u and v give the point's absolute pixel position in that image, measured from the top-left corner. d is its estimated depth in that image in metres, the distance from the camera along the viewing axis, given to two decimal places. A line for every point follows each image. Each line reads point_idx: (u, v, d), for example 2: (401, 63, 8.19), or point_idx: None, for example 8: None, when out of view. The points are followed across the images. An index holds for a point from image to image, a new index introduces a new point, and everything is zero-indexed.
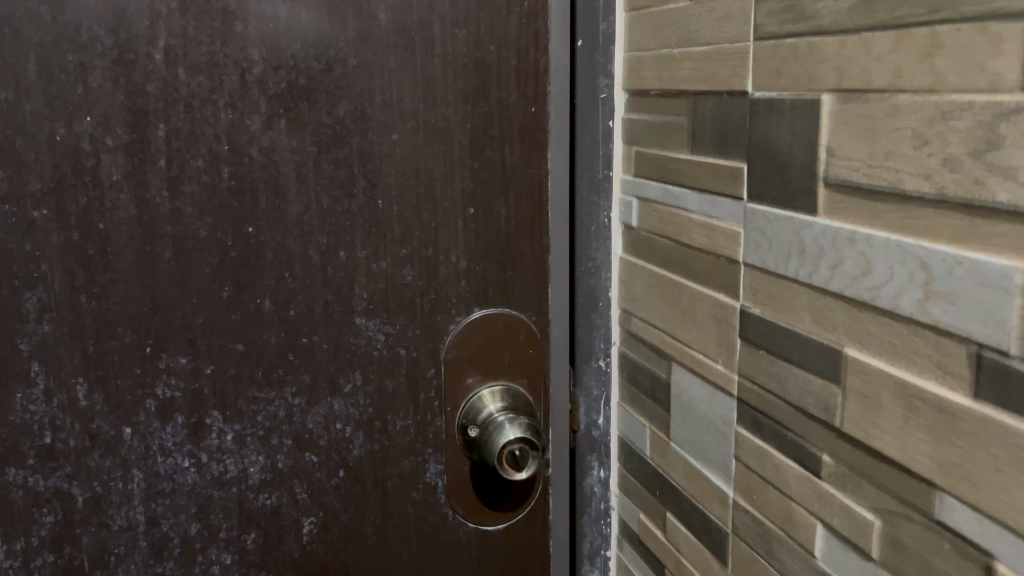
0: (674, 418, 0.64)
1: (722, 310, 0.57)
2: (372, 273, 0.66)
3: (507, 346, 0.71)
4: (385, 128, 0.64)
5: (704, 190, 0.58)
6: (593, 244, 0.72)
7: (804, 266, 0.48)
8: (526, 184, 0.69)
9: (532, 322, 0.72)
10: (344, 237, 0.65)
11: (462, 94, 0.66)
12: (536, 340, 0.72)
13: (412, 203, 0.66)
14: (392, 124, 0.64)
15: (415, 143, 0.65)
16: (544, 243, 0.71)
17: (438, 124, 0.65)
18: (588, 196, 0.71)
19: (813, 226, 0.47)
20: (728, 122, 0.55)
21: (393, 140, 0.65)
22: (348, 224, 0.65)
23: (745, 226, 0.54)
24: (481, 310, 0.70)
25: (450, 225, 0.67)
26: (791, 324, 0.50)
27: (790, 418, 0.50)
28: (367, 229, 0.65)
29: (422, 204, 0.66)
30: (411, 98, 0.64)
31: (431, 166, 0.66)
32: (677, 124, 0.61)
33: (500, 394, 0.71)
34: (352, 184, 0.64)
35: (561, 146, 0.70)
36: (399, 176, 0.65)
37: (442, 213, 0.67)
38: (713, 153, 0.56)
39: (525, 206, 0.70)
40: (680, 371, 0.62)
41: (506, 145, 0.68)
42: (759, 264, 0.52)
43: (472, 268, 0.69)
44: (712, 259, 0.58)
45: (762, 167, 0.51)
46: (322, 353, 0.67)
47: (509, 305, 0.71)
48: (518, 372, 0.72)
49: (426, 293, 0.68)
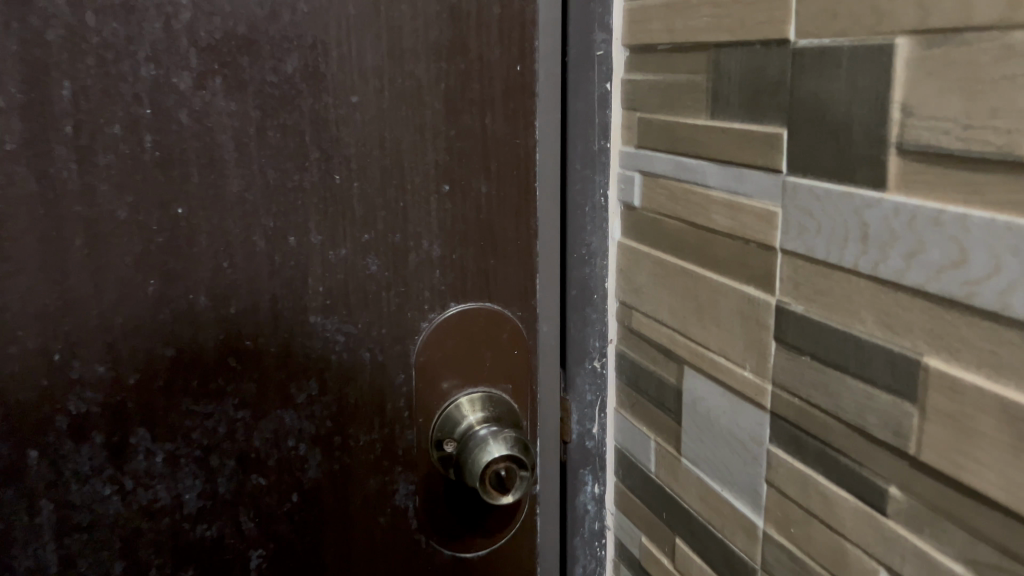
0: (688, 431, 0.55)
1: (752, 306, 0.47)
2: (330, 263, 0.56)
3: (489, 346, 0.61)
4: (344, 89, 0.54)
5: (728, 163, 0.48)
6: (588, 227, 0.62)
7: (868, 254, 0.39)
8: (509, 156, 0.59)
9: (517, 318, 0.62)
10: (295, 220, 0.55)
11: (435, 49, 0.55)
12: (524, 340, 0.62)
13: (377, 179, 0.56)
14: (351, 84, 0.54)
15: (379, 107, 0.55)
16: (531, 225, 0.60)
17: (406, 85, 0.55)
18: (582, 171, 0.61)
19: (880, 205, 0.38)
20: (762, 78, 0.45)
21: (353, 103, 0.54)
22: (300, 203, 0.54)
23: (784, 205, 0.44)
24: (457, 306, 0.60)
25: (421, 205, 0.57)
26: (848, 325, 0.40)
27: (845, 439, 0.41)
28: (322, 210, 0.55)
29: (388, 181, 0.56)
30: (374, 53, 0.54)
31: (398, 135, 0.55)
32: (693, 84, 0.51)
33: (480, 402, 0.61)
34: (305, 156, 0.54)
35: (551, 110, 0.60)
36: (360, 146, 0.55)
37: (412, 191, 0.57)
38: (740, 117, 0.47)
39: (509, 182, 0.59)
40: (695, 377, 0.53)
41: (487, 111, 0.57)
42: (803, 250, 0.43)
43: (447, 256, 0.59)
44: (738, 246, 0.48)
45: (809, 131, 0.42)
46: (271, 357, 0.56)
47: (490, 299, 0.61)
48: (501, 377, 0.62)
49: (394, 286, 0.58)
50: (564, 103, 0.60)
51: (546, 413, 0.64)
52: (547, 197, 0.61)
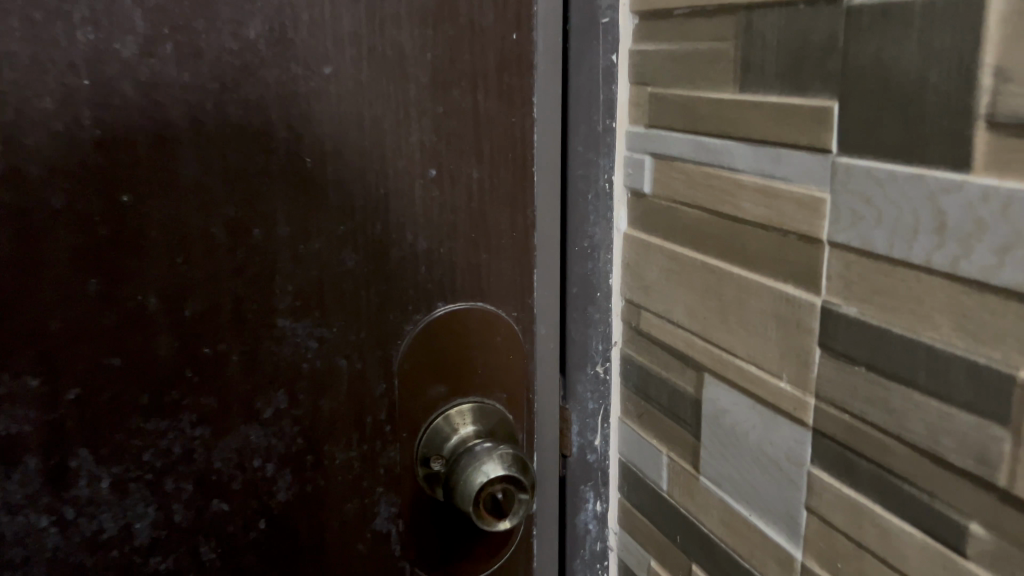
0: (709, 447, 0.49)
1: (790, 307, 0.41)
2: (301, 258, 0.49)
3: (480, 351, 0.54)
4: (315, 58, 0.46)
5: (762, 142, 0.42)
6: (592, 217, 0.56)
7: (943, 248, 0.33)
8: (503, 138, 0.52)
9: (511, 319, 0.55)
10: (260, 209, 0.47)
11: (420, 14, 0.48)
12: (520, 343, 0.56)
13: (355, 162, 0.49)
14: (324, 52, 0.47)
15: (356, 79, 0.48)
16: (528, 215, 0.54)
17: (387, 55, 0.48)
18: (585, 154, 0.55)
19: (965, 189, 0.32)
20: (806, 44, 0.39)
21: (326, 75, 0.47)
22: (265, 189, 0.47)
23: (834, 191, 0.38)
24: (446, 307, 0.53)
25: (404, 192, 0.50)
26: (917, 333, 0.34)
27: (911, 465, 0.35)
28: (291, 197, 0.48)
29: (366, 164, 0.49)
30: (351, 17, 0.47)
31: (378, 111, 0.48)
32: (717, 53, 0.45)
33: (471, 414, 0.54)
34: (270, 135, 0.47)
35: (554, 86, 0.54)
36: (335, 124, 0.48)
37: (394, 176, 0.50)
38: (777, 90, 0.41)
39: (504, 168, 0.53)
40: (718, 387, 0.47)
41: (479, 86, 0.51)
42: (856, 244, 0.37)
43: (434, 250, 0.52)
44: (774, 238, 0.42)
45: (866, 105, 0.36)
46: (233, 367, 0.49)
47: (483, 299, 0.54)
48: (495, 386, 0.55)
49: (374, 285, 0.51)
50: (564, 78, 0.54)
51: (547, 422, 0.58)
52: (548, 184, 0.55)
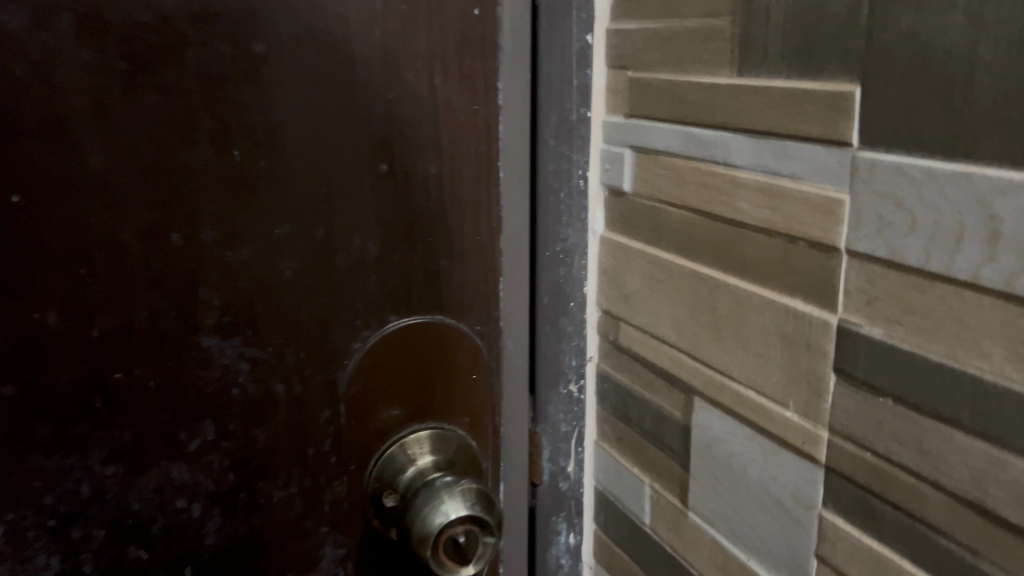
0: (701, 480, 0.43)
1: (798, 325, 0.35)
2: (228, 267, 0.41)
3: (438, 370, 0.48)
4: (244, 33, 0.39)
5: (765, 134, 0.36)
6: (564, 220, 0.51)
7: (995, 261, 0.27)
8: (463, 129, 0.46)
9: (474, 334, 0.49)
10: (181, 209, 0.40)
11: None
12: (483, 361, 0.50)
13: (293, 155, 0.42)
14: (254, 26, 0.40)
15: (294, 58, 0.41)
16: (494, 215, 0.48)
17: (330, 31, 0.41)
18: (558, 148, 0.50)
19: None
20: (821, 19, 0.33)
21: (257, 53, 0.40)
22: (186, 186, 0.40)
23: (854, 192, 0.32)
24: (400, 321, 0.46)
25: (352, 190, 0.43)
26: (960, 362, 0.29)
27: (950, 517, 0.30)
28: (216, 195, 0.41)
29: (307, 157, 0.42)
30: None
31: (320, 97, 0.42)
32: (710, 31, 0.39)
33: (429, 443, 0.47)
34: (192, 123, 0.39)
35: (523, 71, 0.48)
36: (269, 111, 0.41)
37: (340, 171, 0.43)
38: (785, 73, 0.35)
39: (467, 163, 0.46)
40: (712, 414, 0.42)
41: (438, 68, 0.44)
42: (882, 253, 0.31)
43: (387, 256, 0.45)
44: (779, 245, 0.36)
45: (899, 89, 0.30)
46: (151, 394, 0.41)
47: (443, 311, 0.47)
48: (456, 410, 0.49)
49: (316, 297, 0.44)
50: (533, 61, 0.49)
51: (515, 447, 0.52)
52: (517, 180, 0.49)
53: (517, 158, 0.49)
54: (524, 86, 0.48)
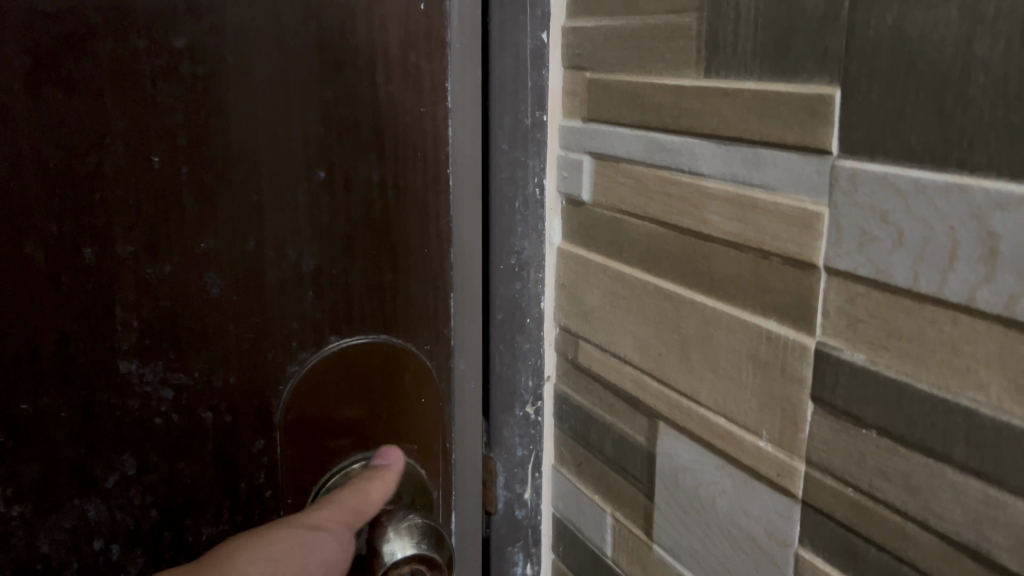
0: (665, 510, 0.40)
1: (772, 348, 0.33)
2: (144, 283, 0.37)
3: (384, 393, 0.45)
4: (162, 28, 0.36)
5: (735, 140, 0.33)
6: (518, 230, 0.47)
7: (993, 282, 0.25)
8: (410, 132, 0.43)
9: (423, 354, 0.46)
10: (93, 220, 0.36)
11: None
12: (433, 384, 0.46)
13: (219, 162, 0.38)
14: (173, 21, 0.36)
15: (219, 55, 0.37)
16: (445, 224, 0.45)
17: (260, 25, 0.37)
18: (511, 153, 0.46)
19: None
20: (797, 15, 0.30)
21: (179, 48, 0.36)
22: (99, 195, 0.36)
23: (834, 205, 0.29)
24: (341, 341, 0.43)
25: (284, 199, 0.40)
26: (950, 393, 0.26)
27: (940, 561, 0.27)
28: (131, 204, 0.36)
29: (234, 163, 0.38)
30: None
31: (249, 97, 0.38)
32: (674, 29, 0.36)
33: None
34: (106, 124, 0.35)
35: (473, 68, 0.44)
36: (191, 111, 0.37)
37: (270, 178, 0.39)
38: (757, 75, 0.32)
39: (414, 168, 0.43)
40: (677, 440, 0.39)
41: (380, 68, 0.41)
42: (861, 272, 0.29)
43: (326, 271, 0.41)
44: (752, 260, 0.33)
45: (884, 92, 0.27)
46: (61, 426, 0.37)
47: (388, 332, 0.44)
48: (404, 436, 0.46)
49: (246, 316, 0.40)
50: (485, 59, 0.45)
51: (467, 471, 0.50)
52: (465, 188, 0.45)
53: (464, 163, 0.45)
54: (472, 85, 0.45)
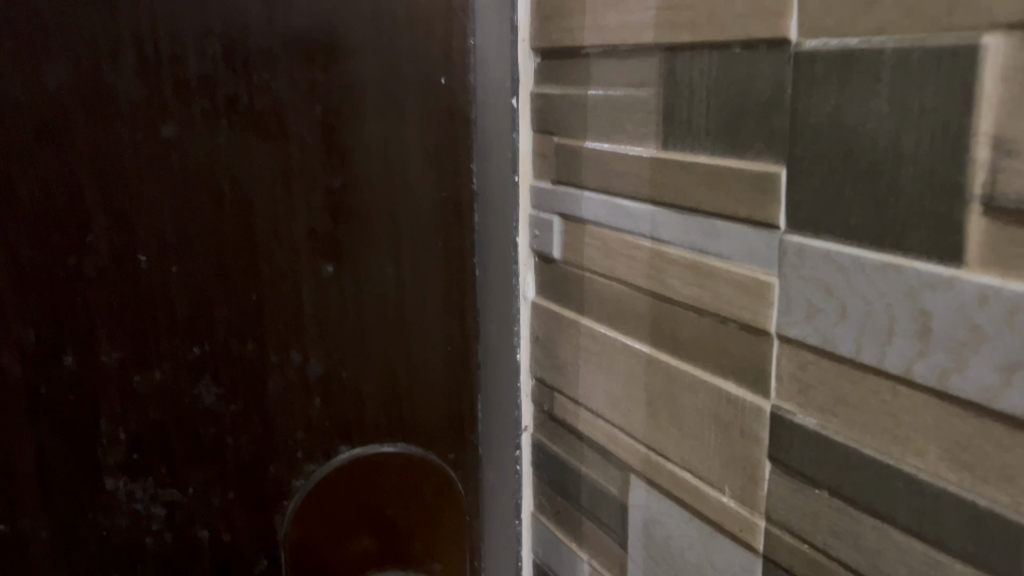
0: (637, 561, 0.41)
1: (732, 409, 0.34)
2: (128, 398, 0.39)
3: (400, 486, 0.47)
4: (149, 116, 0.37)
5: (693, 211, 0.35)
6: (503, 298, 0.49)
7: (928, 357, 0.26)
8: (419, 233, 0.46)
9: (446, 462, 0.49)
10: (76, 331, 0.38)
11: (304, 73, 0.41)
12: (453, 489, 0.50)
13: (212, 262, 0.40)
14: (162, 107, 0.38)
15: (213, 146, 0.39)
16: (461, 326, 0.48)
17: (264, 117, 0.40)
18: (505, 206, 0.48)
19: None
20: (746, 97, 0.32)
21: (166, 137, 0.38)
22: (81, 301, 0.37)
23: (785, 277, 0.31)
24: (355, 451, 0.46)
25: (287, 297, 0.42)
26: (893, 460, 0.28)
27: None
28: (114, 319, 0.38)
29: (233, 264, 0.41)
30: (200, 79, 0.38)
31: (250, 189, 0.40)
32: (635, 101, 0.38)
33: None
34: (98, 246, 0.37)
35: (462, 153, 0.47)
36: (188, 226, 0.39)
37: (275, 271, 0.42)
38: (711, 151, 0.34)
39: (430, 275, 0.47)
40: (648, 493, 0.40)
41: (394, 154, 0.44)
42: (812, 341, 0.30)
43: (332, 374, 0.44)
44: (711, 324, 0.35)
45: (825, 176, 0.29)
46: (41, 547, 0.38)
47: (403, 429, 0.47)
48: (419, 544, 0.49)
49: (248, 423, 0.42)
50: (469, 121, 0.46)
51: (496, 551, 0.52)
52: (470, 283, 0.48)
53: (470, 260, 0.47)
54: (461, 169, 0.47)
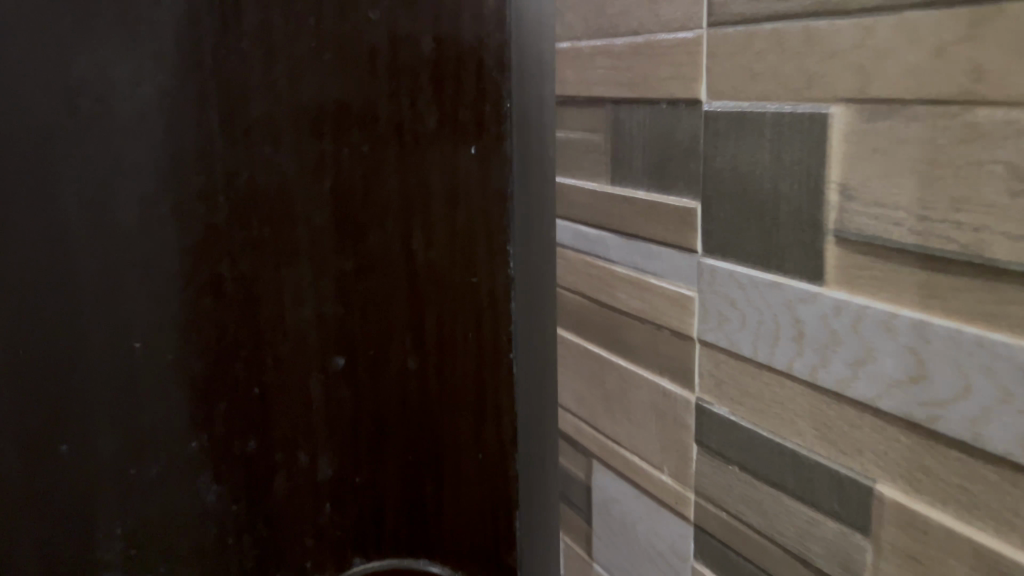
0: (600, 535, 0.48)
1: (667, 401, 0.41)
2: (185, 459, 0.55)
3: (436, 494, 0.62)
4: (160, 229, 0.52)
5: (634, 237, 0.42)
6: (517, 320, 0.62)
7: (802, 356, 0.33)
8: (433, 345, 0.61)
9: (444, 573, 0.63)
10: (83, 437, 0.52)
11: (294, 185, 0.55)
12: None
13: (210, 371, 0.54)
14: (187, 208, 0.52)
15: (213, 250, 0.53)
16: (486, 426, 0.63)
17: (286, 236, 0.55)
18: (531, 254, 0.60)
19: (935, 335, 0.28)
20: (670, 144, 0.39)
21: (162, 231, 0.52)
22: (83, 422, 0.52)
23: (701, 292, 0.38)
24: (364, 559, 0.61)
25: (302, 391, 0.58)
26: (782, 437, 0.35)
27: (783, 567, 0.35)
28: (173, 403, 0.54)
29: (225, 384, 0.55)
30: (222, 218, 0.53)
31: (267, 307, 0.56)
32: (590, 143, 0.45)
33: None
34: (167, 410, 0.54)
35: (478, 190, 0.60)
36: (223, 342, 0.54)
37: (287, 364, 0.57)
38: (646, 187, 0.41)
39: (431, 380, 0.61)
40: (606, 475, 0.47)
41: (417, 236, 0.59)
42: (723, 345, 0.37)
43: (340, 470, 0.59)
44: (650, 331, 0.42)
45: (728, 210, 0.36)
46: None
47: (420, 498, 0.62)
48: None
49: (251, 513, 0.57)
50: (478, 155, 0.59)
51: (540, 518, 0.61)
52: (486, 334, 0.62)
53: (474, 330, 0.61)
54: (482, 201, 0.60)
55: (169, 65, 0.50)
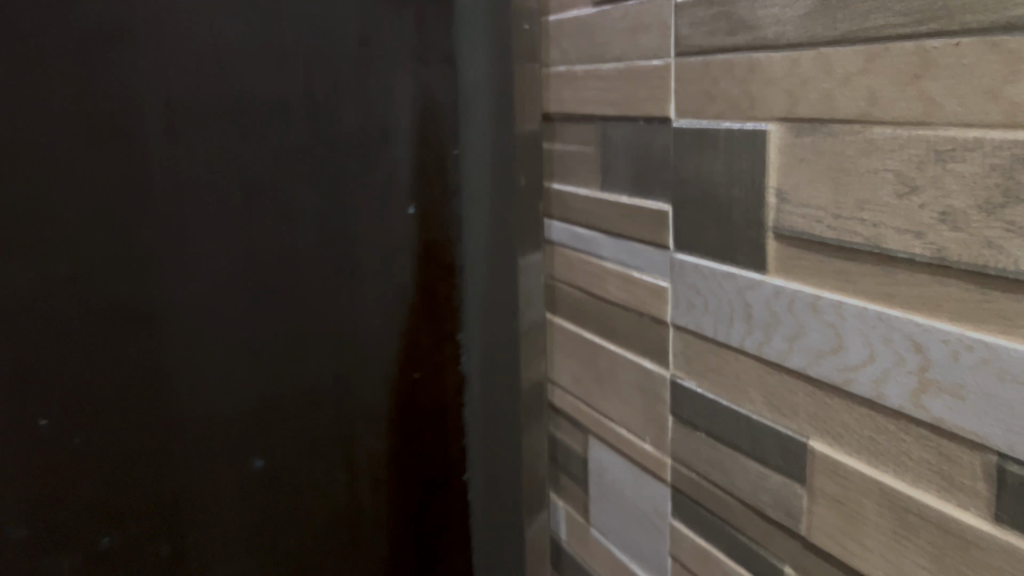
0: (595, 501, 0.55)
1: (648, 378, 0.47)
2: (134, 542, 0.49)
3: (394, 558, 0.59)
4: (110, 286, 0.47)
5: (621, 235, 0.48)
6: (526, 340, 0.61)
7: (752, 334, 0.39)
8: (379, 410, 0.58)
9: None
10: (31, 508, 0.46)
11: (233, 246, 0.51)
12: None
13: (157, 445, 0.50)
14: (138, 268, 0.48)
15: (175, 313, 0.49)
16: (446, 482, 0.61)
17: (234, 301, 0.51)
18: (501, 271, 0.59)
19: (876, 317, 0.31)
20: (648, 155, 0.45)
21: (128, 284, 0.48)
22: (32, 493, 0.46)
23: (674, 282, 0.44)
24: None
25: (248, 471, 0.53)
26: (737, 405, 0.41)
27: (740, 516, 0.41)
28: (148, 463, 0.49)
29: (179, 455, 0.50)
30: (173, 282, 0.49)
31: (211, 377, 0.51)
32: (585, 154, 0.51)
33: None
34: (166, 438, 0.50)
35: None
36: (172, 413, 0.50)
37: (236, 437, 0.53)
38: (630, 192, 0.47)
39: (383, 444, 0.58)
40: (600, 447, 0.53)
41: (358, 293, 0.56)
42: (691, 327, 0.43)
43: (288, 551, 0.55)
44: (634, 318, 0.48)
45: (693, 211, 0.42)
46: None
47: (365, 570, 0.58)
48: None
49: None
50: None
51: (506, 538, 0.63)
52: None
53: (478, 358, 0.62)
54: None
55: (201, 68, 0.48)
